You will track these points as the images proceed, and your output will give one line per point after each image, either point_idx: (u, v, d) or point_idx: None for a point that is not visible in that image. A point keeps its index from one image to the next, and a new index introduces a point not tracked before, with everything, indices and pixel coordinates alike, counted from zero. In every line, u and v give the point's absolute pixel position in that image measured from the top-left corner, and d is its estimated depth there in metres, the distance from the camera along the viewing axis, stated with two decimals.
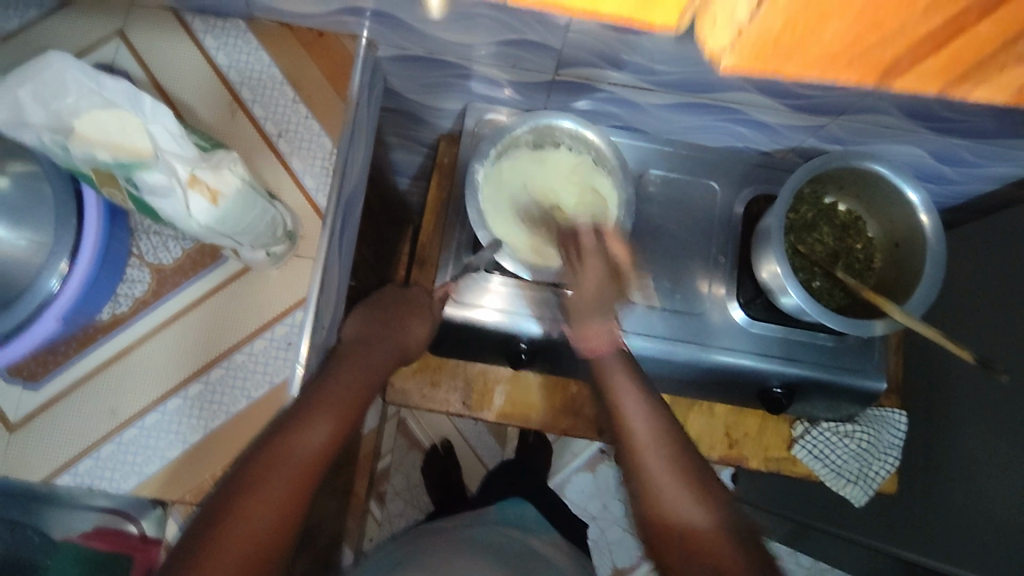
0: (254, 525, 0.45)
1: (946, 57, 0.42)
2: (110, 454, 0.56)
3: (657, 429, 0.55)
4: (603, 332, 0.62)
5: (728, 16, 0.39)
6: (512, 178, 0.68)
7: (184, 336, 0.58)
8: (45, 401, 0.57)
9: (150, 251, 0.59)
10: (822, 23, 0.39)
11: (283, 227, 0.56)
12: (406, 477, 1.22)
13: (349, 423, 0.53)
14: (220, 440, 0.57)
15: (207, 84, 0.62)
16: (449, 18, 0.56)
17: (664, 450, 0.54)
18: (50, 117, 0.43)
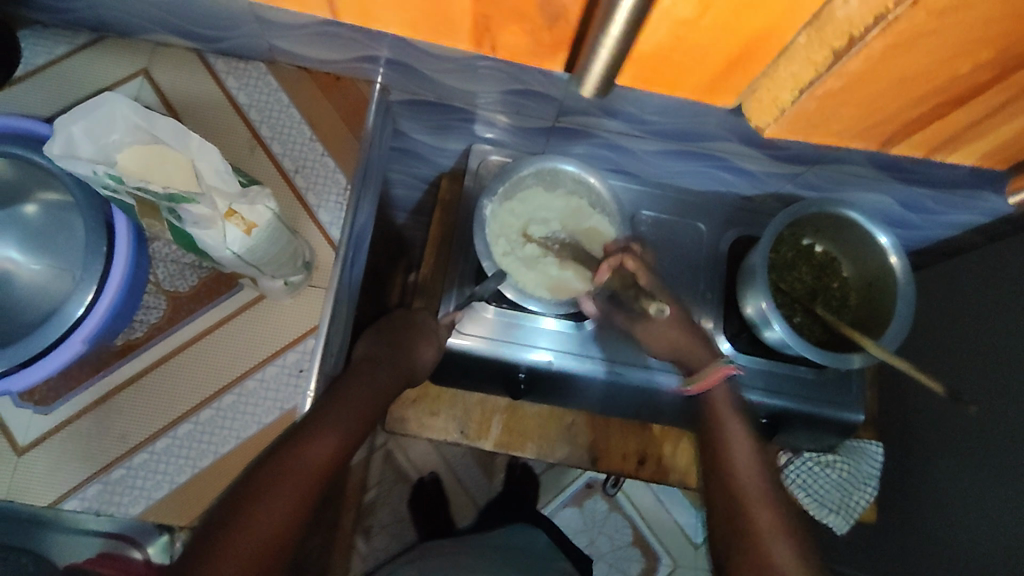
0: (260, 531, 0.45)
1: (929, 134, 0.58)
2: (120, 478, 0.57)
3: (753, 468, 0.58)
4: (735, 422, 0.62)
5: (772, 100, 0.55)
6: (512, 218, 0.73)
7: (177, 374, 0.59)
8: (55, 426, 0.57)
9: (168, 278, 0.61)
10: (844, 106, 0.53)
11: (302, 257, 0.59)
12: (392, 511, 1.21)
13: (353, 438, 0.54)
14: (225, 468, 0.58)
15: (219, 110, 0.65)
16: (458, 69, 0.61)
17: (758, 488, 0.56)
18: (97, 151, 0.46)
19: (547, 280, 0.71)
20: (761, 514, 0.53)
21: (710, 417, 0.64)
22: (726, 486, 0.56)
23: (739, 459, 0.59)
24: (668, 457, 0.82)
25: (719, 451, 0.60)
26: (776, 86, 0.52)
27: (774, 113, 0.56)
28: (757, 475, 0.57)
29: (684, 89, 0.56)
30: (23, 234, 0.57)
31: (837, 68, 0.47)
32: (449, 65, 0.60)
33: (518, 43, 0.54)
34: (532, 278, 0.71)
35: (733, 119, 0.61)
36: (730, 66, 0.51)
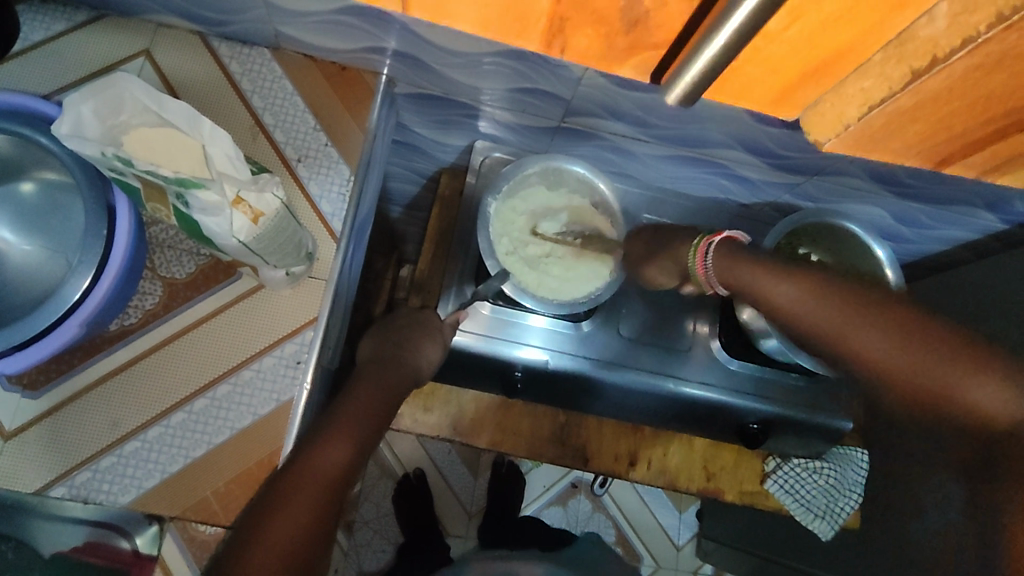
0: (279, 545, 0.45)
1: (987, 156, 0.56)
2: (110, 465, 0.56)
3: (824, 312, 0.57)
4: (759, 270, 0.63)
5: (838, 116, 0.52)
6: (514, 216, 0.72)
7: (172, 361, 0.58)
8: (43, 410, 0.56)
9: (164, 265, 0.60)
10: (911, 124, 0.52)
11: (305, 248, 0.58)
12: (376, 505, 1.21)
13: (364, 445, 0.54)
14: (219, 458, 0.57)
15: (222, 95, 0.64)
16: (467, 64, 0.61)
17: (873, 330, 0.55)
18: (104, 132, 0.45)
19: (552, 279, 0.71)
20: (872, 349, 0.55)
21: (739, 284, 0.65)
22: (815, 339, 0.59)
23: (817, 323, 0.59)
24: (659, 460, 0.83)
25: (778, 305, 0.62)
26: (843, 102, 0.50)
27: (836, 130, 0.54)
28: (898, 316, 0.55)
29: (751, 101, 0.54)
30: (18, 211, 0.56)
31: (916, 84, 0.46)
32: (458, 61, 0.60)
33: (589, 46, 0.51)
34: (536, 279, 0.70)
35: (738, 126, 0.62)
36: (807, 76, 0.48)
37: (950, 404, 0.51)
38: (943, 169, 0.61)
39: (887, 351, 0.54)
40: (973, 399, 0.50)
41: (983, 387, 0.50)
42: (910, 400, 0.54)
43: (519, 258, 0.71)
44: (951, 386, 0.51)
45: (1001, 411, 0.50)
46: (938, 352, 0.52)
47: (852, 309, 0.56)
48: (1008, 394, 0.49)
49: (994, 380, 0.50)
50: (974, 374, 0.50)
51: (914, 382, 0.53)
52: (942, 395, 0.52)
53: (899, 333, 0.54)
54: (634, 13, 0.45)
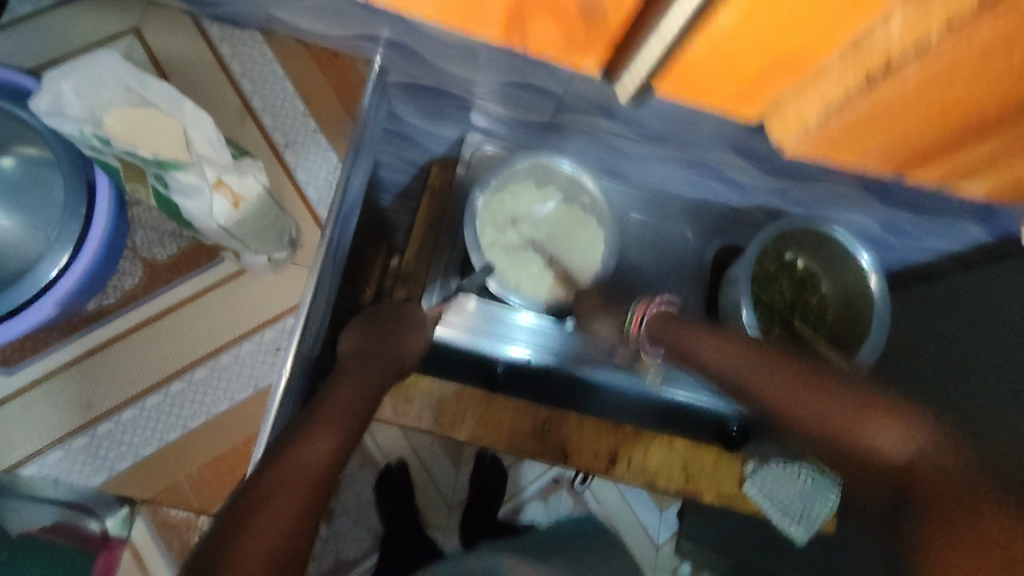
0: (263, 542, 0.45)
1: (950, 161, 0.55)
2: (129, 419, 0.71)
3: (738, 372, 0.68)
4: (702, 335, 0.71)
5: (798, 116, 0.49)
6: (503, 210, 0.74)
7: (176, 338, 0.73)
8: (41, 376, 0.67)
9: (147, 248, 0.73)
10: (873, 129, 0.50)
11: (286, 233, 0.60)
12: (358, 495, 1.19)
13: (347, 440, 0.54)
14: (187, 446, 0.72)
15: (219, 87, 0.70)
16: (459, 56, 0.60)
17: (807, 394, 0.63)
18: (85, 110, 0.48)
19: (528, 274, 0.73)
20: (815, 405, 0.62)
21: (666, 341, 0.73)
22: (760, 397, 0.66)
23: (749, 378, 0.67)
24: (639, 459, 0.83)
25: (708, 364, 0.71)
26: (805, 102, 0.47)
27: (799, 130, 0.51)
28: (821, 376, 0.64)
29: (712, 99, 0.49)
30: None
31: (876, 84, 0.43)
32: (451, 52, 0.60)
33: (550, 38, 0.47)
34: (513, 273, 0.73)
35: (730, 130, 0.62)
36: (768, 76, 0.44)
37: (866, 447, 0.58)
38: (905, 173, 0.59)
39: (839, 412, 0.61)
40: (899, 454, 0.56)
41: (908, 438, 0.56)
42: (848, 462, 0.60)
43: (503, 252, 0.73)
44: (865, 433, 0.58)
45: (902, 450, 0.56)
46: (875, 403, 0.59)
47: (794, 374, 0.65)
48: (914, 432, 0.56)
49: (892, 424, 0.57)
50: (898, 420, 0.57)
51: (874, 449, 0.58)
52: (880, 474, 0.57)
53: (839, 392, 0.62)
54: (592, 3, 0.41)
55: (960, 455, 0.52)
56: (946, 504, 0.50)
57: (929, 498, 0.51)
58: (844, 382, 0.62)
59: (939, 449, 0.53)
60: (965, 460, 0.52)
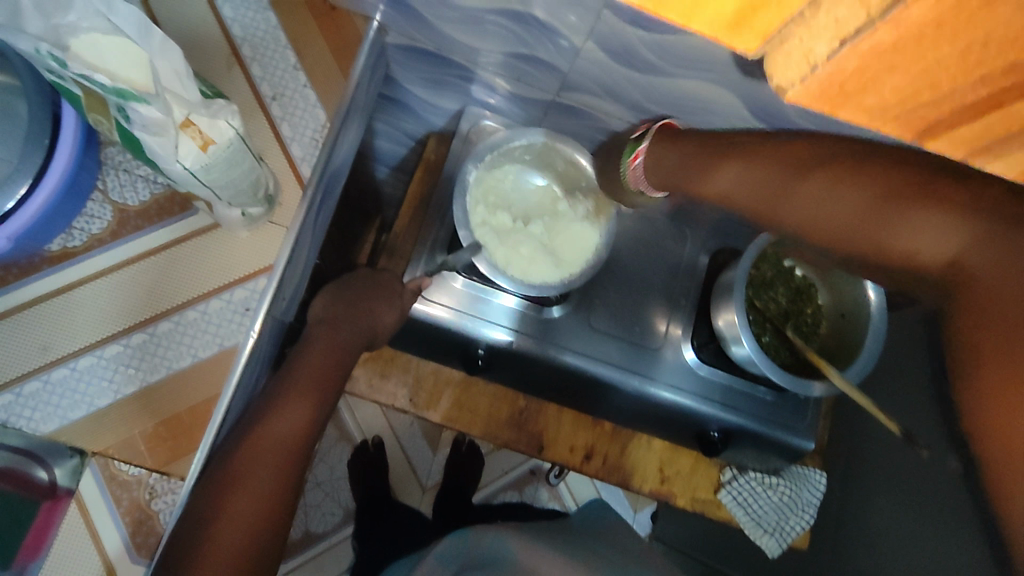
0: (243, 516, 0.50)
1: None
2: (58, 377, 0.70)
3: (757, 184, 0.51)
4: (706, 169, 0.56)
5: (806, 55, 0.26)
6: (502, 189, 0.72)
7: (125, 283, 0.73)
8: (14, 305, 0.70)
9: (115, 190, 0.73)
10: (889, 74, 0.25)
11: (264, 191, 0.63)
12: (331, 468, 1.17)
13: (322, 406, 0.57)
14: (152, 393, 0.72)
15: (212, 33, 0.70)
16: (462, 20, 0.58)
17: (821, 191, 0.47)
18: (47, 30, 0.44)
19: (517, 256, 0.69)
20: (834, 206, 0.46)
21: (681, 172, 0.59)
22: (777, 216, 0.50)
23: (741, 189, 0.53)
24: (615, 457, 0.81)
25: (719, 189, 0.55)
26: (810, 35, 0.25)
27: (800, 75, 0.27)
28: (796, 156, 0.49)
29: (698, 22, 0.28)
30: None
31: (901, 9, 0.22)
32: (454, 15, 0.57)
33: None
34: (499, 252, 0.68)
35: (740, 122, 0.61)
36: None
37: (904, 247, 0.43)
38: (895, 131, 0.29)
39: (853, 205, 0.45)
40: (932, 248, 0.41)
41: (946, 237, 0.40)
42: (836, 233, 0.47)
43: (496, 229, 0.70)
44: (902, 233, 0.43)
45: (946, 249, 0.40)
46: (807, 175, 0.48)
47: (801, 167, 0.48)
48: (956, 215, 0.40)
49: (941, 212, 0.40)
50: (943, 202, 0.40)
51: (819, 214, 0.47)
52: (914, 244, 0.42)
53: (849, 179, 0.45)
54: None
55: (999, 244, 0.37)
56: (997, 281, 0.36)
57: (965, 293, 0.38)
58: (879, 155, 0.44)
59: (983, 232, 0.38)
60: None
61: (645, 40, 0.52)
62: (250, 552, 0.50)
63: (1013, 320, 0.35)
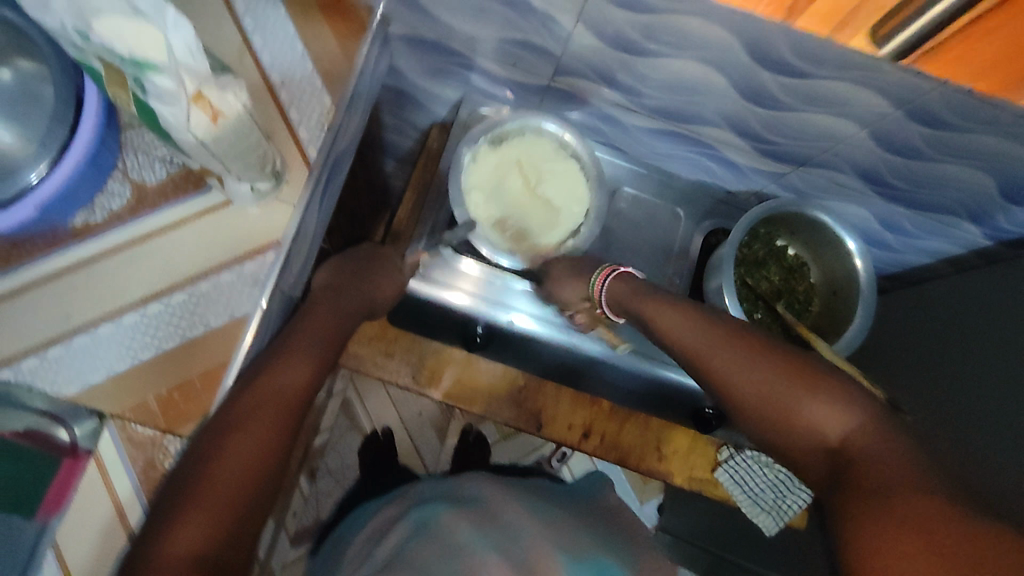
0: (243, 458, 0.46)
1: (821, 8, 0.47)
2: (32, 368, 0.56)
3: (695, 331, 0.57)
4: (665, 304, 0.60)
5: None
6: (506, 160, 0.73)
7: (137, 257, 0.58)
8: (6, 291, 0.56)
9: (136, 168, 0.60)
10: None
11: (271, 165, 0.58)
12: (340, 457, 1.20)
13: (322, 367, 0.55)
14: (165, 362, 0.58)
15: (212, 7, 0.63)
16: (462, 7, 0.61)
17: (740, 355, 0.53)
18: (68, 9, 0.40)
19: (533, 216, 0.73)
20: (749, 380, 0.51)
21: (635, 308, 0.63)
22: (703, 370, 0.55)
23: (696, 345, 0.56)
24: (613, 435, 0.83)
25: (670, 339, 0.59)
26: None
27: None
28: (746, 343, 0.54)
29: None
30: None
31: None
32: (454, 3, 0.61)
33: None
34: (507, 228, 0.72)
35: (728, 101, 0.64)
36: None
37: (808, 427, 0.48)
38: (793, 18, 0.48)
39: (761, 380, 0.51)
40: (834, 428, 0.46)
41: (843, 418, 0.46)
42: (758, 412, 0.50)
43: (500, 194, 0.73)
44: (812, 416, 0.48)
45: (840, 430, 0.46)
46: (783, 379, 0.50)
47: (790, 379, 0.50)
48: (847, 405, 0.47)
49: (827, 406, 0.47)
50: (827, 408, 0.47)
51: (744, 386, 0.51)
52: (802, 430, 0.48)
53: (763, 361, 0.52)
54: None
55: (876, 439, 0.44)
56: (872, 483, 0.42)
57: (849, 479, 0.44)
58: (814, 368, 0.50)
59: (875, 432, 0.45)
60: (920, 463, 0.41)
61: (633, 21, 0.55)
62: (246, 506, 0.45)
63: (877, 505, 0.40)
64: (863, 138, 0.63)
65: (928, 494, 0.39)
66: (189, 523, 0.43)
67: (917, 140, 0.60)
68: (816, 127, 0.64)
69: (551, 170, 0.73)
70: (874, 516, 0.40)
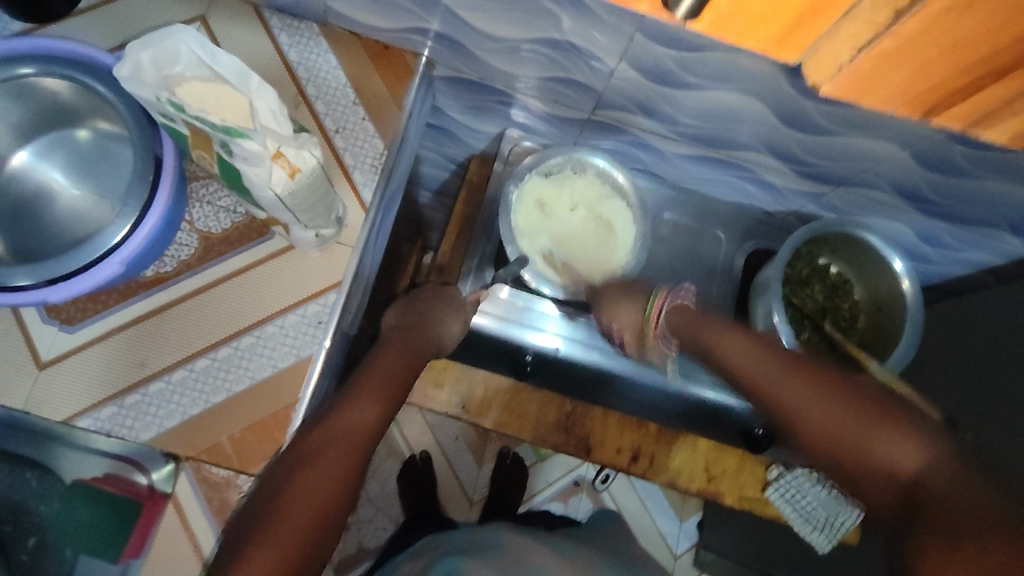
0: (314, 494, 0.46)
1: (972, 105, 0.51)
2: (111, 415, 0.58)
3: (752, 362, 0.62)
4: (728, 329, 0.66)
5: (832, 58, 0.49)
6: (555, 197, 0.76)
7: (210, 305, 0.61)
8: (78, 345, 0.59)
9: (202, 219, 0.63)
10: (896, 69, 0.49)
11: (335, 211, 0.61)
12: (381, 484, 1.19)
13: (387, 409, 0.55)
14: (224, 413, 0.59)
15: (270, 65, 0.67)
16: (504, 51, 0.63)
17: (806, 391, 0.55)
18: (161, 80, 0.49)
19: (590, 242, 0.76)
20: (817, 409, 0.54)
21: (686, 331, 0.68)
22: (761, 394, 0.59)
23: (749, 371, 0.61)
24: (661, 457, 0.84)
25: (730, 365, 0.63)
26: (836, 45, 0.47)
27: (831, 71, 0.51)
28: (806, 372, 0.57)
29: (752, 44, 0.50)
30: (74, 157, 0.62)
31: (897, 26, 0.43)
32: (497, 46, 0.63)
33: (748, 32, 0.49)
34: (563, 259, 0.75)
35: (768, 128, 0.65)
36: (801, 16, 0.45)
37: (876, 456, 0.48)
38: (929, 120, 0.55)
39: (827, 411, 0.53)
40: (903, 459, 0.47)
41: (917, 453, 0.47)
42: (824, 436, 0.52)
43: (550, 235, 0.76)
44: (879, 450, 0.48)
45: (914, 468, 0.46)
46: (847, 404, 0.52)
47: (861, 407, 0.52)
48: (920, 441, 0.47)
49: (906, 440, 0.48)
50: (896, 436, 0.48)
51: (809, 415, 0.54)
52: (865, 459, 0.49)
53: (833, 397, 0.53)
54: None
55: (948, 471, 0.44)
56: (941, 507, 0.42)
57: (921, 517, 0.43)
58: (884, 404, 0.51)
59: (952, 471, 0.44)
60: (985, 495, 0.42)
61: (676, 58, 0.57)
62: (314, 540, 0.45)
63: (959, 542, 0.40)
64: (905, 158, 0.64)
65: (994, 518, 0.40)
66: (261, 554, 0.42)
67: (958, 158, 0.61)
68: (856, 150, 0.65)
69: (598, 214, 0.76)
70: (933, 542, 0.41)
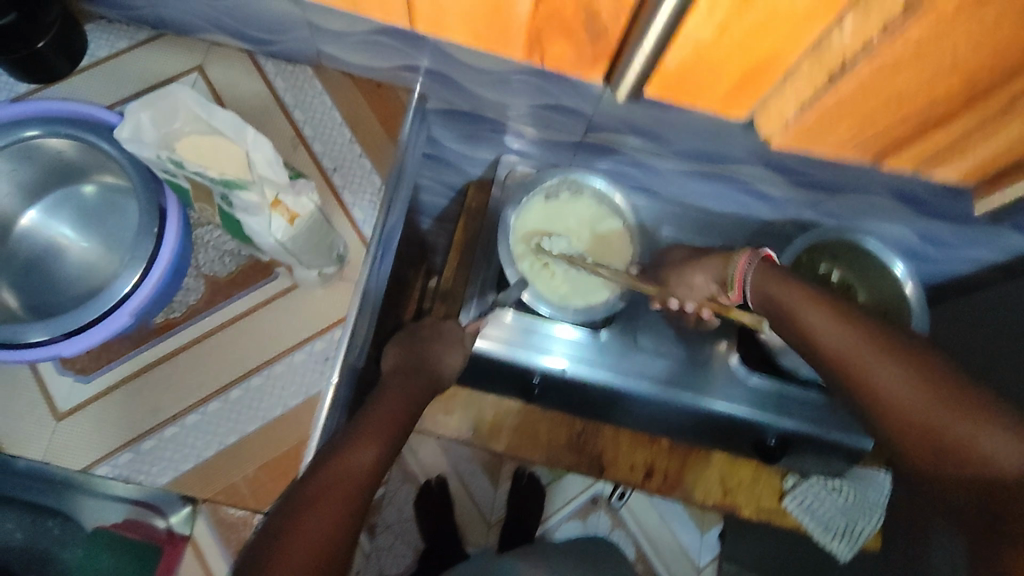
0: (315, 533, 0.46)
1: (926, 145, 0.61)
2: (127, 462, 0.59)
3: (853, 332, 0.55)
4: (811, 305, 0.58)
5: (779, 114, 0.59)
6: (549, 218, 0.77)
7: (219, 347, 0.63)
8: (93, 395, 0.61)
9: (207, 263, 0.65)
10: (841, 122, 0.58)
11: (336, 249, 0.62)
12: (398, 510, 1.19)
13: (391, 446, 0.55)
14: (236, 453, 0.60)
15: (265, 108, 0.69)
16: (492, 81, 0.64)
17: (898, 369, 0.53)
18: (160, 137, 0.51)
19: (590, 253, 0.76)
20: (911, 393, 0.52)
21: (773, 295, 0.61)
22: (835, 368, 0.56)
23: (834, 344, 0.56)
24: (674, 472, 0.85)
25: (802, 325, 0.58)
26: (782, 101, 0.57)
27: (781, 124, 0.60)
28: (882, 338, 0.54)
29: (704, 101, 0.59)
30: (80, 212, 0.64)
31: (832, 88, 0.52)
32: (485, 78, 0.64)
33: (701, 89, 0.57)
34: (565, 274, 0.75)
35: (756, 143, 0.66)
36: (738, 84, 0.56)
37: (970, 460, 0.49)
38: (883, 162, 0.65)
39: (922, 403, 0.51)
40: (1004, 456, 0.48)
41: (1017, 452, 0.47)
42: (910, 435, 0.52)
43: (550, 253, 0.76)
44: (979, 446, 0.49)
45: (1017, 466, 0.47)
46: (944, 401, 0.51)
47: (960, 405, 0.50)
48: None
49: (1002, 431, 0.48)
50: (992, 421, 0.49)
51: (894, 396, 0.52)
52: (946, 434, 0.50)
53: (918, 372, 0.52)
54: (596, 27, 0.52)
55: None
56: (1018, 501, 0.47)
57: (1001, 502, 0.48)
58: (959, 386, 0.51)
59: None
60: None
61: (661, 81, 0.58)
62: None
63: (1023, 523, 0.46)
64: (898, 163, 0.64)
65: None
66: None
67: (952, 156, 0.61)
68: (848, 158, 0.65)
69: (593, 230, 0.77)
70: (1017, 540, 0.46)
